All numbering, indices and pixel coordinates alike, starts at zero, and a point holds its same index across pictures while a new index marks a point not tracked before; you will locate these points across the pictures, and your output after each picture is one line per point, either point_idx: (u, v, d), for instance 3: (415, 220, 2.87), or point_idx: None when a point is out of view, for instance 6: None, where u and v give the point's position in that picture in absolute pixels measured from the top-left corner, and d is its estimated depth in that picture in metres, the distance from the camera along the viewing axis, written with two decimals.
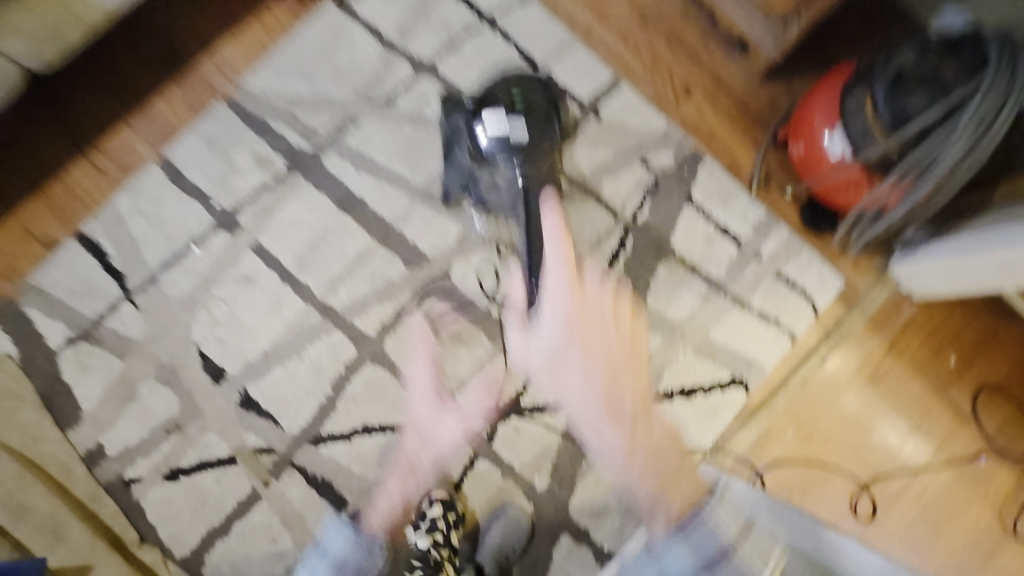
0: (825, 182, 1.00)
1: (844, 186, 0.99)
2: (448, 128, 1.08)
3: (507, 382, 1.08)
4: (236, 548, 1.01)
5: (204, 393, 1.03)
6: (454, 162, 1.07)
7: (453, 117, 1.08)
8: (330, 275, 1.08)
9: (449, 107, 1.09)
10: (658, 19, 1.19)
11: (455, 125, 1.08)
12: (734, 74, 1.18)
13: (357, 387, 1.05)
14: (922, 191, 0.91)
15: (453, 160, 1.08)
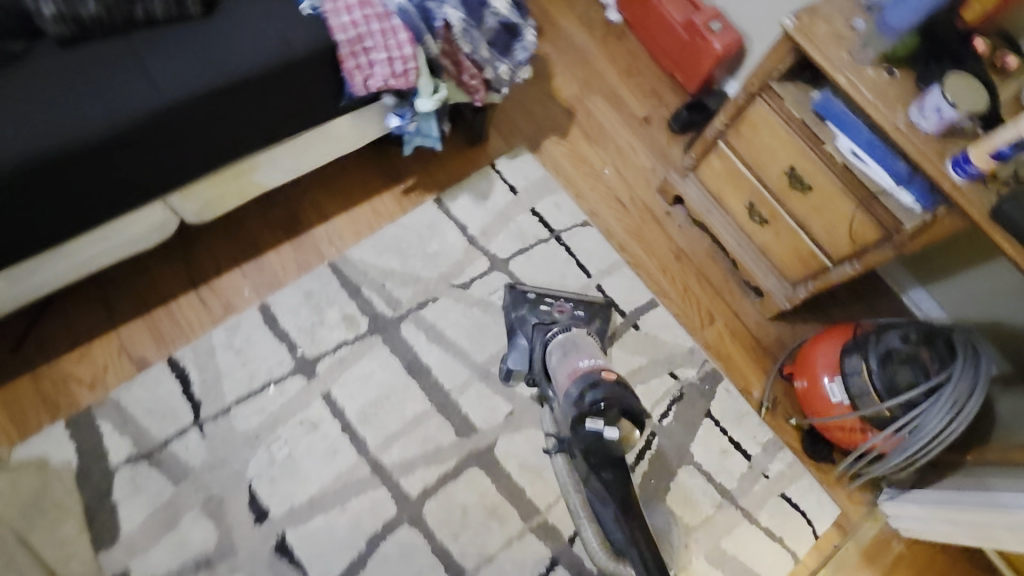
0: (827, 423, 1.18)
1: (842, 429, 1.17)
2: (513, 316, 1.26)
3: (532, 565, 1.12)
4: None
5: (243, 532, 1.06)
6: (516, 349, 1.23)
7: (520, 309, 1.26)
8: (386, 431, 1.17)
9: (518, 298, 1.28)
10: (692, 257, 1.45)
11: (526, 326, 1.25)
12: (748, 311, 1.41)
13: (390, 547, 1.09)
14: (912, 447, 1.09)
15: (518, 346, 1.24)
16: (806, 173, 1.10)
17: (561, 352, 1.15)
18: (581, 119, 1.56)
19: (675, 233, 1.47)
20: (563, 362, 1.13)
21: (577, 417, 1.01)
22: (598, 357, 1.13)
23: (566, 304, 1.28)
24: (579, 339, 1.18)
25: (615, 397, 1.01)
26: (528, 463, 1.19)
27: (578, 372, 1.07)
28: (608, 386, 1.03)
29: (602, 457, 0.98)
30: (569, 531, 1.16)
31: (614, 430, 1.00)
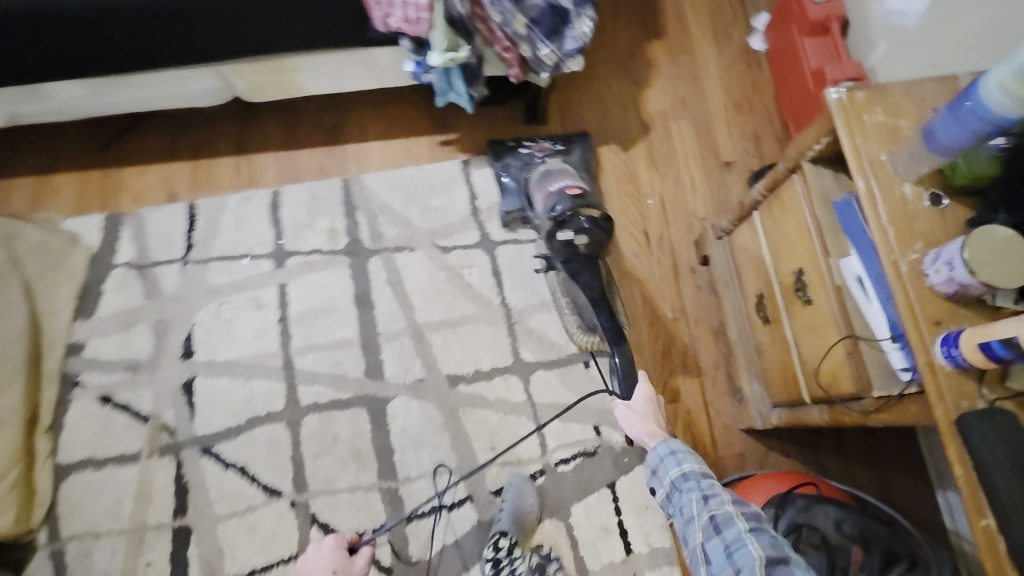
0: None
1: None
2: (499, 166, 1.36)
3: (363, 518, 1.16)
4: (93, 485, 1.17)
5: (169, 360, 1.25)
6: (506, 193, 1.34)
7: (502, 161, 1.35)
8: (310, 340, 1.26)
9: (500, 151, 1.37)
10: (691, 325, 1.27)
11: (512, 168, 1.35)
12: (723, 410, 1.22)
13: (262, 434, 1.20)
14: None
15: (511, 190, 1.34)
16: (811, 283, 0.89)
17: (540, 180, 1.21)
18: (654, 137, 1.42)
19: (688, 292, 1.30)
20: (541, 184, 1.19)
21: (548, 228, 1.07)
22: (573, 178, 1.17)
23: (550, 144, 1.36)
24: (553, 168, 1.23)
25: (582, 205, 1.07)
26: (409, 432, 1.20)
27: (548, 194, 1.13)
28: (571, 200, 1.08)
29: (572, 258, 1.09)
30: (411, 510, 1.16)
31: (583, 232, 1.05)
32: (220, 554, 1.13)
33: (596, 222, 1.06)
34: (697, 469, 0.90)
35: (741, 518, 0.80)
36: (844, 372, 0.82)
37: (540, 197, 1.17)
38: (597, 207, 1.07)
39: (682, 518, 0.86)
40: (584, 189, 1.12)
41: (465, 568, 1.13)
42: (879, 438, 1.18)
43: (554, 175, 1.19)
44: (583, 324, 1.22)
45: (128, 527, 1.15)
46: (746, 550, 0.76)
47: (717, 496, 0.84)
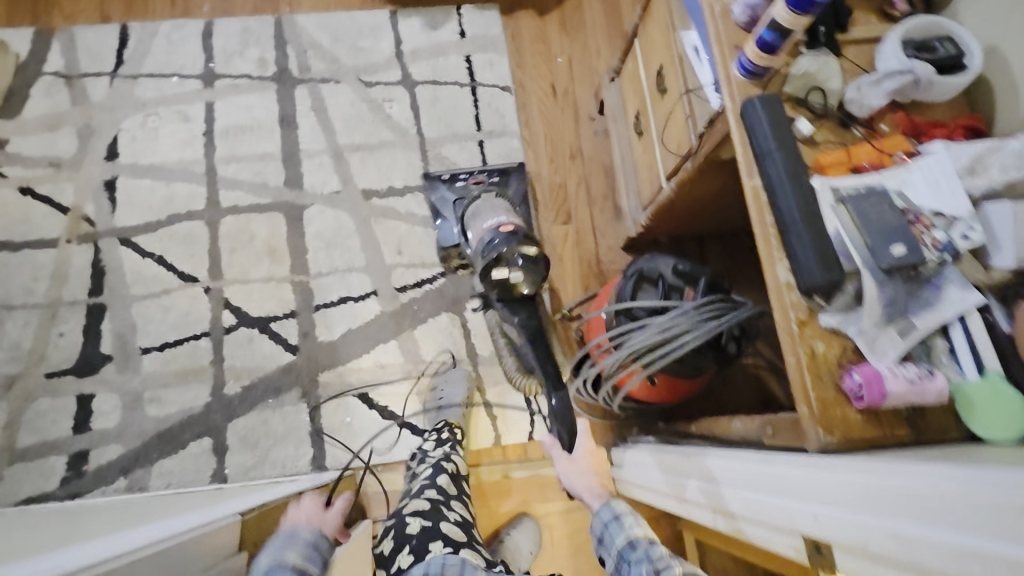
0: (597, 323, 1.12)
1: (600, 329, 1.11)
2: (433, 201, 1.29)
3: (273, 306, 1.24)
4: (9, 264, 1.22)
5: (93, 160, 1.31)
6: (440, 228, 1.25)
7: (436, 190, 1.30)
8: (234, 151, 1.34)
9: (434, 183, 1.31)
10: (586, 162, 1.41)
11: (447, 208, 1.27)
12: (608, 233, 1.36)
13: (181, 229, 1.28)
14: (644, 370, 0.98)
15: (447, 222, 1.26)
16: (666, 72, 1.05)
17: (478, 212, 1.18)
18: (568, 6, 1.55)
19: (586, 135, 1.44)
20: (479, 218, 1.16)
21: (484, 263, 1.04)
22: (510, 214, 1.16)
23: (484, 176, 1.30)
24: (488, 206, 1.19)
25: (513, 242, 1.04)
26: (322, 235, 1.30)
27: (483, 230, 1.11)
28: (505, 236, 1.05)
29: (509, 296, 1.06)
30: (319, 301, 1.26)
31: (519, 269, 1.03)
32: (133, 329, 1.21)
33: (532, 261, 1.04)
34: (641, 534, 0.87)
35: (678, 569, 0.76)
36: (683, 131, 0.98)
37: (477, 238, 1.12)
38: (530, 243, 1.05)
39: None
40: (518, 224, 1.10)
41: (366, 350, 1.23)
42: (736, 258, 1.33)
43: (491, 209, 1.18)
44: (521, 365, 1.20)
45: (43, 302, 1.21)
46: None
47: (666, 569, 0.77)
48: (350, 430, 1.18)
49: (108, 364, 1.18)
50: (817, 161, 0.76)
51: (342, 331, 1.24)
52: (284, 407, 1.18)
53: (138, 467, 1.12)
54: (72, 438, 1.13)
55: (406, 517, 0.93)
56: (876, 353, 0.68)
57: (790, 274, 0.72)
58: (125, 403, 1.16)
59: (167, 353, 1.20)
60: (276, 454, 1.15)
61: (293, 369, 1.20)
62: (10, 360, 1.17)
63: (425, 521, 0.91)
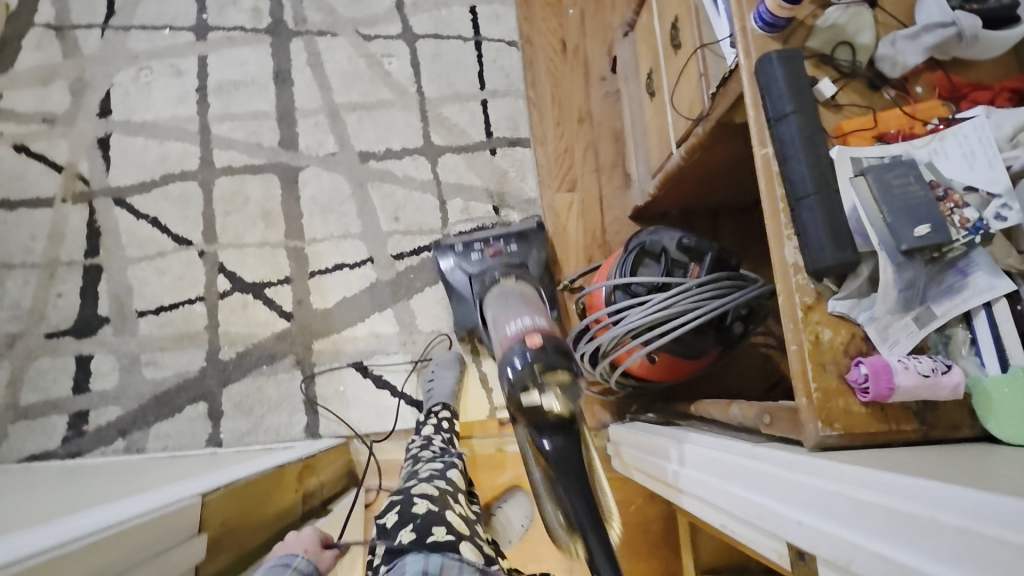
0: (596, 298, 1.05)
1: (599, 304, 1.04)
2: (445, 271, 1.19)
3: (268, 272, 1.22)
4: (6, 222, 1.21)
5: (85, 115, 1.27)
6: (459, 308, 1.18)
7: (449, 260, 1.18)
8: (227, 109, 1.29)
9: (446, 252, 1.20)
10: (596, 126, 1.34)
11: (467, 285, 1.16)
12: (615, 203, 1.30)
13: (175, 190, 1.25)
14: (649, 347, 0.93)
15: (465, 301, 1.18)
16: (680, 27, 0.96)
17: (499, 309, 1.04)
18: None
19: (596, 97, 1.35)
20: (498, 321, 1.02)
21: (512, 394, 0.86)
22: (535, 315, 0.99)
23: (501, 244, 1.18)
24: (513, 299, 1.05)
25: (544, 363, 0.85)
26: (318, 200, 1.26)
27: (507, 339, 0.93)
28: (535, 353, 0.87)
29: (537, 418, 0.84)
30: (314, 267, 1.23)
31: (551, 395, 0.83)
32: (129, 291, 1.20)
33: (569, 387, 0.85)
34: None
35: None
36: (694, 92, 0.90)
37: (502, 345, 0.95)
38: (562, 364, 0.86)
39: None
40: (547, 331, 0.92)
41: (360, 319, 1.21)
42: (751, 231, 1.25)
43: (512, 308, 1.02)
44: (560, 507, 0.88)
45: (40, 262, 1.20)
46: None
47: None
48: (344, 398, 1.18)
49: (106, 326, 1.18)
50: (840, 126, 0.68)
51: (337, 299, 1.22)
52: (279, 374, 1.18)
53: (137, 429, 1.14)
54: (73, 398, 1.15)
55: (413, 496, 0.78)
56: (888, 342, 0.62)
57: (798, 254, 0.66)
58: (123, 365, 1.17)
59: (163, 315, 1.19)
60: (270, 420, 1.16)
61: (288, 336, 1.20)
62: (10, 318, 1.17)
63: (431, 505, 0.76)
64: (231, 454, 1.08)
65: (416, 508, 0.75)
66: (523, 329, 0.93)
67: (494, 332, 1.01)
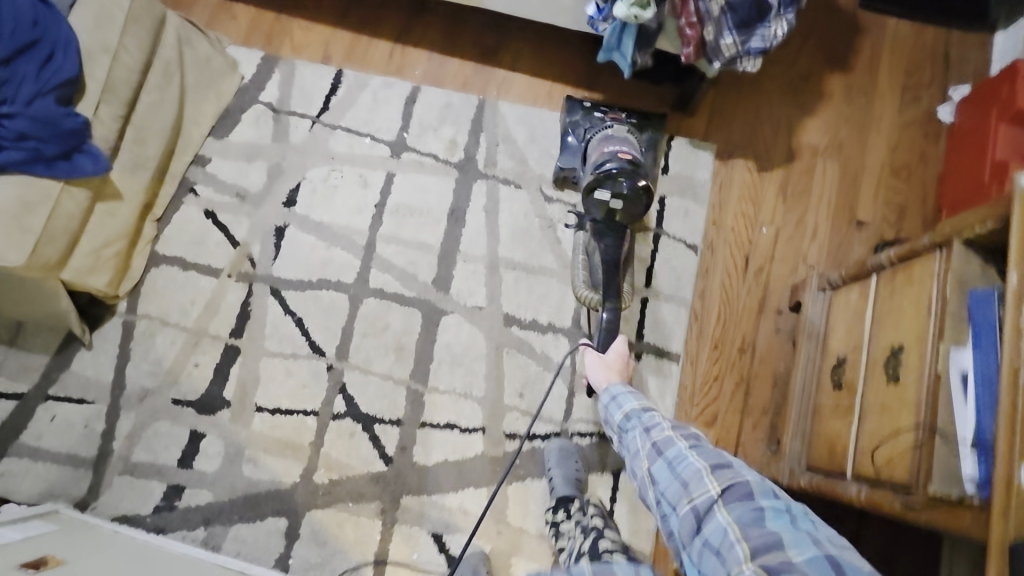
0: None
1: None
2: (567, 121, 1.32)
3: (383, 406, 1.22)
4: (175, 279, 1.30)
5: (273, 201, 1.34)
6: (567, 147, 1.30)
7: (573, 113, 1.32)
8: (397, 230, 1.32)
9: (573, 105, 1.32)
10: (755, 364, 1.24)
11: (579, 126, 1.31)
12: (752, 455, 1.19)
13: (325, 296, 1.28)
14: None
15: (570, 147, 1.30)
16: (904, 363, 0.84)
17: (601, 138, 1.19)
18: (794, 170, 1.35)
19: (764, 332, 1.25)
20: (600, 144, 1.18)
21: (592, 180, 1.10)
22: (628, 146, 1.16)
23: (622, 114, 1.30)
24: (618, 135, 1.20)
25: (625, 168, 1.09)
26: (451, 349, 1.25)
27: (602, 152, 1.14)
28: (621, 161, 1.10)
29: (605, 221, 1.13)
30: (427, 417, 1.22)
31: (617, 198, 1.09)
32: (255, 384, 1.24)
33: (636, 191, 1.09)
34: (636, 407, 0.97)
35: (680, 440, 0.85)
36: (902, 458, 0.79)
37: (596, 159, 1.15)
38: (642, 176, 1.09)
39: (630, 453, 0.92)
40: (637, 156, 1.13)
41: (454, 487, 1.18)
42: (897, 552, 1.11)
43: (613, 138, 1.18)
44: (590, 278, 1.21)
45: (191, 328, 1.27)
46: (686, 462, 0.80)
47: (656, 425, 0.91)
48: (414, 565, 1.15)
49: (225, 410, 1.23)
50: None
51: (438, 458, 1.19)
52: (361, 517, 1.17)
53: (218, 522, 1.17)
54: (175, 470, 1.20)
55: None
56: None
57: None
58: (228, 453, 1.21)
59: (276, 418, 1.22)
60: (338, 561, 1.15)
61: (381, 480, 1.18)
62: (148, 374, 1.25)
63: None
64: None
65: None
66: (618, 147, 1.14)
67: (592, 151, 1.19)
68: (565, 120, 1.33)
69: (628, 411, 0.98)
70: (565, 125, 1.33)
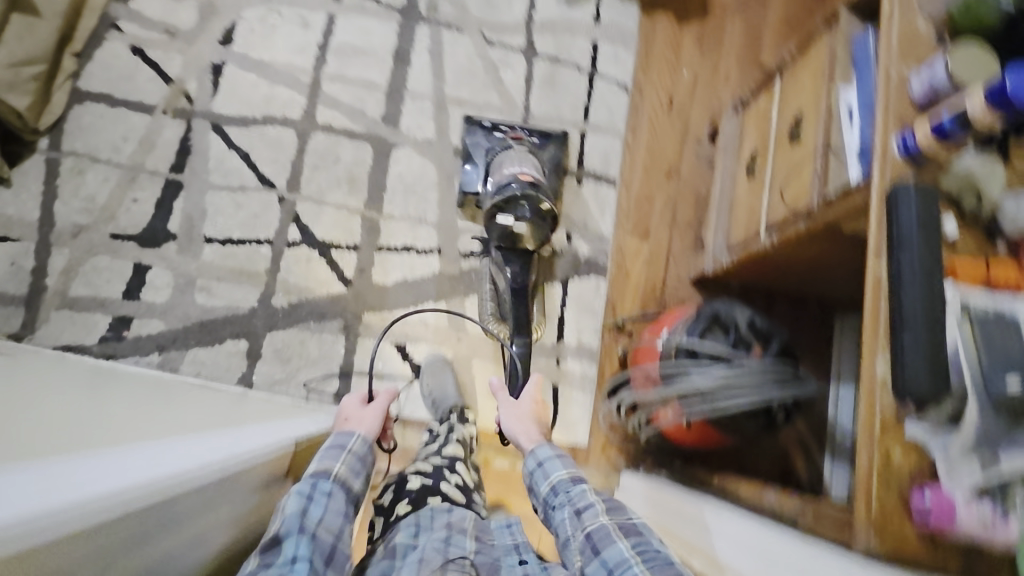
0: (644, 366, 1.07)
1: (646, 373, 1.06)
2: (467, 144, 1.30)
3: (338, 234, 1.25)
4: (104, 117, 1.24)
5: (208, 39, 1.30)
6: (468, 172, 1.27)
7: (474, 134, 1.30)
8: (342, 70, 1.33)
9: (472, 127, 1.31)
10: (681, 185, 1.37)
11: (478, 154, 1.29)
12: (681, 261, 1.33)
13: (271, 132, 1.27)
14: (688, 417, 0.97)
15: (477, 167, 1.28)
16: (805, 123, 0.98)
17: (502, 163, 1.21)
18: (709, 21, 1.49)
19: (688, 158, 1.39)
20: (499, 171, 1.20)
21: (495, 205, 1.11)
22: (532, 170, 1.18)
23: (525, 134, 1.31)
24: (514, 156, 1.22)
25: (527, 194, 1.11)
26: (404, 180, 1.29)
27: (502, 177, 1.16)
28: (523, 184, 1.12)
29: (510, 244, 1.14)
30: (383, 242, 1.25)
31: (524, 220, 1.11)
32: (202, 216, 1.22)
33: (539, 215, 1.12)
34: (564, 477, 0.90)
35: (619, 536, 0.78)
36: (806, 189, 0.93)
37: (498, 186, 1.16)
38: (544, 199, 1.12)
39: (561, 541, 0.84)
40: (536, 178, 1.16)
41: (415, 304, 1.23)
42: (801, 328, 1.30)
43: (512, 159, 1.21)
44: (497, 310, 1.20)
45: (125, 164, 1.22)
46: (627, 569, 0.73)
47: (589, 511, 0.83)
48: (379, 374, 1.20)
49: (171, 242, 1.20)
50: (952, 264, 0.71)
51: (397, 278, 1.24)
52: (324, 335, 1.19)
53: (174, 348, 1.15)
54: (120, 301, 1.16)
55: (409, 475, 0.98)
56: (952, 477, 0.64)
57: (888, 373, 0.69)
58: (178, 282, 1.18)
59: (228, 248, 1.21)
60: (303, 375, 1.17)
61: (342, 300, 1.21)
62: (81, 210, 1.19)
63: (425, 480, 0.96)
64: (263, 402, 1.10)
65: (411, 485, 0.96)
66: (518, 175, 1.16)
67: (493, 180, 1.20)
68: (462, 151, 1.31)
69: (554, 481, 0.91)
70: (467, 151, 1.29)
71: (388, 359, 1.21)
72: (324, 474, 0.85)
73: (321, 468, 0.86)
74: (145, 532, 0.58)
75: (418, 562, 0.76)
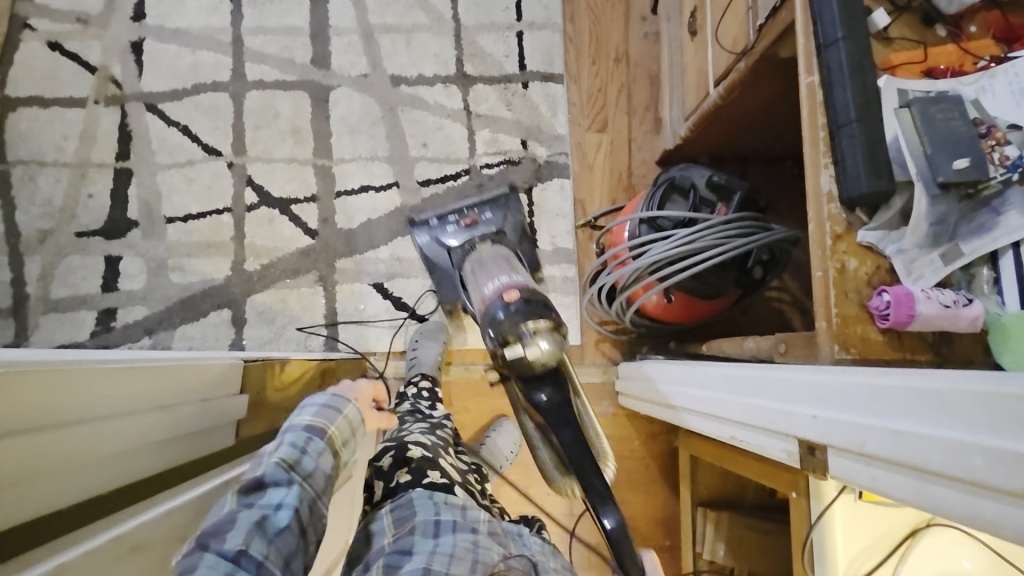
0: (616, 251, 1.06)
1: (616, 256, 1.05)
2: (424, 247, 1.16)
3: (294, 188, 1.24)
4: (40, 119, 1.23)
5: (120, 18, 1.26)
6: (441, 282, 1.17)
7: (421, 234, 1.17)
8: (261, 21, 1.28)
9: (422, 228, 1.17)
10: (632, 68, 1.32)
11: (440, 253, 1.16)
12: (643, 145, 1.29)
13: (205, 100, 1.25)
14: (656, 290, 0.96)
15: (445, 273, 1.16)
16: None
17: (478, 275, 0.99)
18: None
19: (634, 36, 1.33)
20: (480, 285, 0.95)
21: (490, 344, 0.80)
22: (511, 272, 0.95)
23: (477, 212, 1.16)
24: (488, 260, 1.03)
25: (525, 312, 0.80)
26: (347, 120, 1.26)
27: (485, 299, 0.89)
28: (516, 303, 0.81)
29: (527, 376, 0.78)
30: (340, 187, 1.24)
31: (538, 344, 0.76)
32: (159, 198, 1.22)
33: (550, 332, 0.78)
34: None
35: None
36: (740, 26, 0.88)
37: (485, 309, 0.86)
38: (548, 308, 0.80)
39: None
40: (526, 286, 0.87)
41: (384, 242, 1.23)
42: (779, 187, 1.26)
43: (489, 270, 0.97)
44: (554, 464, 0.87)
45: (72, 161, 1.22)
46: None
47: None
48: (364, 315, 1.21)
49: (134, 229, 1.21)
50: (889, 58, 0.67)
51: (362, 220, 1.23)
52: (303, 289, 1.21)
53: (163, 329, 1.18)
54: (100, 295, 1.19)
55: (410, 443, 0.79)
56: (911, 277, 0.63)
57: (834, 185, 0.66)
58: (151, 266, 1.20)
59: (190, 224, 1.21)
60: (291, 331, 1.20)
61: (312, 253, 1.22)
62: (42, 215, 1.20)
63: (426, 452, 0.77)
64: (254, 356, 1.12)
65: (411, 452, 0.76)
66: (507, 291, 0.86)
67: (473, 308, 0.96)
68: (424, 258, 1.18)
69: None
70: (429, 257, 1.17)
71: (369, 300, 1.22)
72: (320, 431, 0.63)
73: (315, 423, 0.64)
74: (67, 394, 0.47)
75: (450, 557, 0.57)
